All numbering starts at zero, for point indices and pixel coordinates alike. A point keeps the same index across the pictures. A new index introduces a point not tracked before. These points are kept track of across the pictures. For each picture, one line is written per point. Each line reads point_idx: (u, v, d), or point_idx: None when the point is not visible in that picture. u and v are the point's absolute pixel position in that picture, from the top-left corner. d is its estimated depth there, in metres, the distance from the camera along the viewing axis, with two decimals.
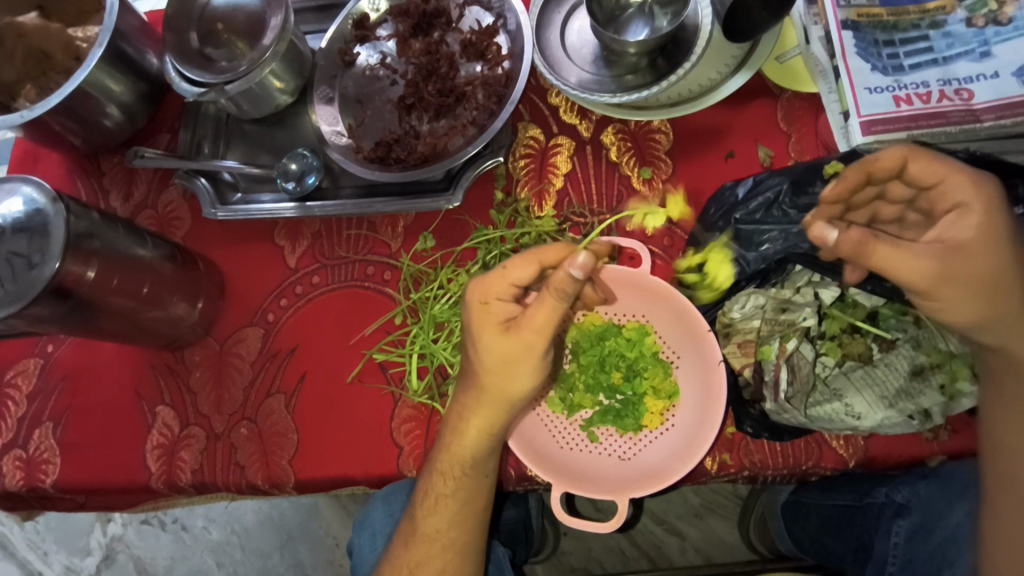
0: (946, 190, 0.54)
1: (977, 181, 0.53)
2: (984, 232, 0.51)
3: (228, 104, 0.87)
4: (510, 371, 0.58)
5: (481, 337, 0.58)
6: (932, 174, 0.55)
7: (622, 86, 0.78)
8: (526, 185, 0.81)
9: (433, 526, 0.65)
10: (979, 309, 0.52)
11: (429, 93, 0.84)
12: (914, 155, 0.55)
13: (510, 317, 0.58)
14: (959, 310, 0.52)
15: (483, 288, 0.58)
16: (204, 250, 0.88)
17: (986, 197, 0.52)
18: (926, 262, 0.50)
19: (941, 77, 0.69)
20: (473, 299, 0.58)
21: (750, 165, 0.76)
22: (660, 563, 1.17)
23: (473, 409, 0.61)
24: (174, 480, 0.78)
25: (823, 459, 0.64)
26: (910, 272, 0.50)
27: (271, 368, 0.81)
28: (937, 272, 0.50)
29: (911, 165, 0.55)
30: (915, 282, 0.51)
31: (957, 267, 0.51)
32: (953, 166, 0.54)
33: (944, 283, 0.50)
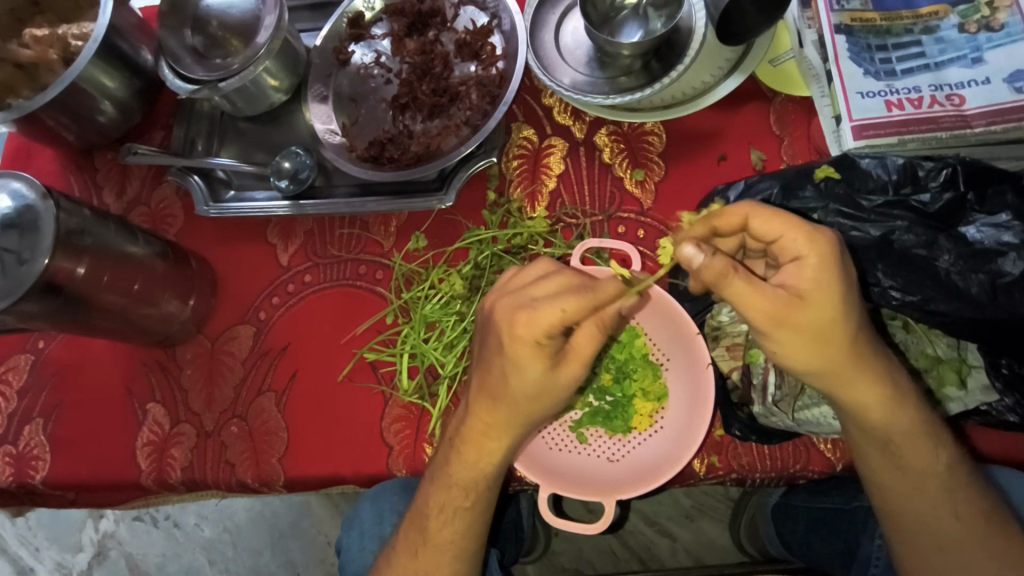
0: (785, 245, 0.52)
1: (811, 232, 0.51)
2: (820, 284, 0.50)
3: (221, 102, 0.87)
4: (541, 398, 0.57)
5: (523, 369, 0.55)
6: (772, 231, 0.52)
7: (615, 87, 0.78)
8: (519, 186, 0.81)
9: (446, 536, 0.65)
10: (816, 358, 0.52)
11: (423, 92, 0.84)
12: (755, 209, 0.53)
13: (554, 349, 0.55)
14: (796, 358, 0.52)
15: (533, 325, 0.53)
16: (197, 247, 0.88)
17: (823, 249, 0.50)
18: (765, 302, 0.50)
19: (933, 82, 0.69)
20: (524, 336, 0.54)
21: (742, 167, 0.76)
22: (651, 564, 1.17)
23: (478, 420, 0.61)
24: (164, 478, 0.78)
25: (810, 462, 0.64)
26: (750, 312, 0.50)
27: (262, 366, 0.81)
28: (772, 319, 0.50)
29: (752, 219, 0.53)
30: (755, 320, 0.50)
31: (794, 313, 0.50)
32: (791, 220, 0.52)
33: (783, 331, 0.50)
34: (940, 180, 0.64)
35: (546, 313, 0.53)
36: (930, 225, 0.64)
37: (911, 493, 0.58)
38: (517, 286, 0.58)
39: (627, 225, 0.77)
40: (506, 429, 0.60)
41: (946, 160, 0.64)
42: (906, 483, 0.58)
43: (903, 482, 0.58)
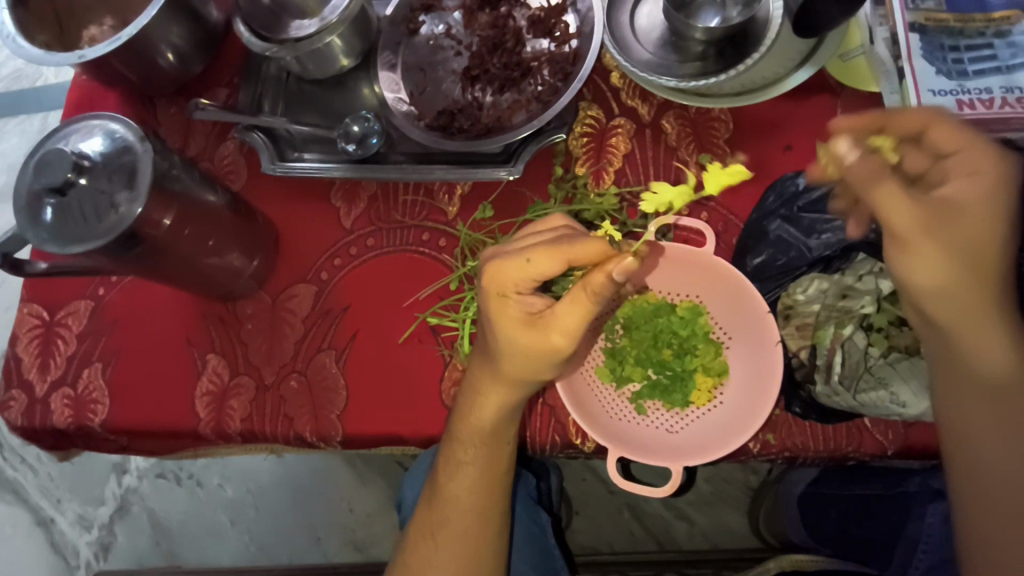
0: (960, 161, 0.56)
1: (990, 155, 0.56)
2: (983, 198, 0.55)
3: (292, 62, 0.88)
4: (524, 359, 0.60)
5: (504, 304, 0.59)
6: (953, 144, 0.57)
7: (686, 72, 0.80)
8: (586, 163, 0.83)
9: (451, 491, 0.70)
10: (940, 268, 0.56)
11: (495, 66, 0.85)
12: (933, 120, 0.57)
13: (527, 280, 0.59)
14: (927, 271, 0.56)
15: (501, 281, 0.59)
16: (259, 204, 0.89)
17: (997, 168, 0.56)
18: (907, 205, 0.55)
19: (1004, 84, 0.70)
20: (491, 290, 0.60)
21: (807, 158, 0.78)
22: (667, 546, 1.20)
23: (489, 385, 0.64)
24: (222, 427, 0.80)
25: (863, 444, 0.67)
26: (931, 274, 0.56)
27: (323, 324, 0.83)
28: (920, 221, 0.55)
29: (931, 129, 0.57)
30: (896, 223, 0.55)
31: (946, 222, 0.55)
32: (969, 140, 0.57)
33: (921, 236, 0.55)
34: None
35: (512, 267, 0.58)
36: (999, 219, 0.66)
37: (1019, 524, 0.59)
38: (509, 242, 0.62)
39: (691, 208, 0.79)
40: (497, 385, 0.64)
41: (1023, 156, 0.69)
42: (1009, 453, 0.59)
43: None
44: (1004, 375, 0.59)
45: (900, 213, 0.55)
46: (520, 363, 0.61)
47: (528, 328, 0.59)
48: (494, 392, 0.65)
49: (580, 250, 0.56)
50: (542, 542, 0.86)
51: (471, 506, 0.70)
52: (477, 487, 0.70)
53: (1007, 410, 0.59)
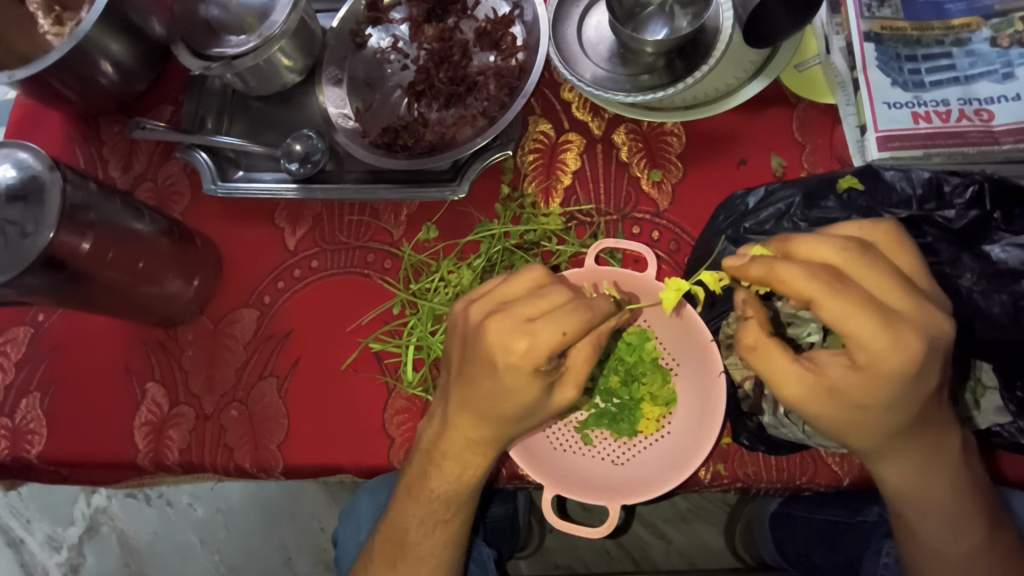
0: (845, 314, 0.47)
1: (884, 304, 0.46)
2: (880, 366, 0.46)
3: (234, 79, 0.85)
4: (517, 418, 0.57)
5: (519, 372, 0.53)
6: (837, 298, 0.46)
7: (636, 86, 0.77)
8: (534, 181, 0.80)
9: (413, 552, 0.65)
10: (842, 435, 0.51)
11: (440, 80, 0.82)
12: (824, 263, 0.47)
13: (550, 354, 0.53)
14: (827, 433, 0.51)
15: (534, 352, 0.52)
16: (202, 226, 0.86)
17: (895, 328, 0.46)
18: (798, 382, 0.49)
19: (961, 96, 0.67)
20: (523, 367, 0.52)
21: (762, 173, 0.75)
22: (643, 565, 1.16)
23: (452, 441, 0.61)
24: (161, 459, 0.78)
25: (817, 475, 0.64)
26: (828, 433, 0.52)
27: (265, 350, 0.80)
28: (810, 397, 0.49)
29: (818, 273, 0.47)
30: (789, 397, 0.50)
31: (839, 395, 0.48)
32: (853, 287, 0.46)
33: (814, 408, 0.50)
34: (966, 196, 0.64)
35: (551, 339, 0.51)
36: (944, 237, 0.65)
37: None
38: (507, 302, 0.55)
39: (642, 226, 0.76)
40: (485, 445, 0.60)
41: (973, 177, 0.63)
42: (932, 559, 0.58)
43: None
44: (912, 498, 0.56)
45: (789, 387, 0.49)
46: (517, 421, 0.58)
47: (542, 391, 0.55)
48: (480, 451, 0.61)
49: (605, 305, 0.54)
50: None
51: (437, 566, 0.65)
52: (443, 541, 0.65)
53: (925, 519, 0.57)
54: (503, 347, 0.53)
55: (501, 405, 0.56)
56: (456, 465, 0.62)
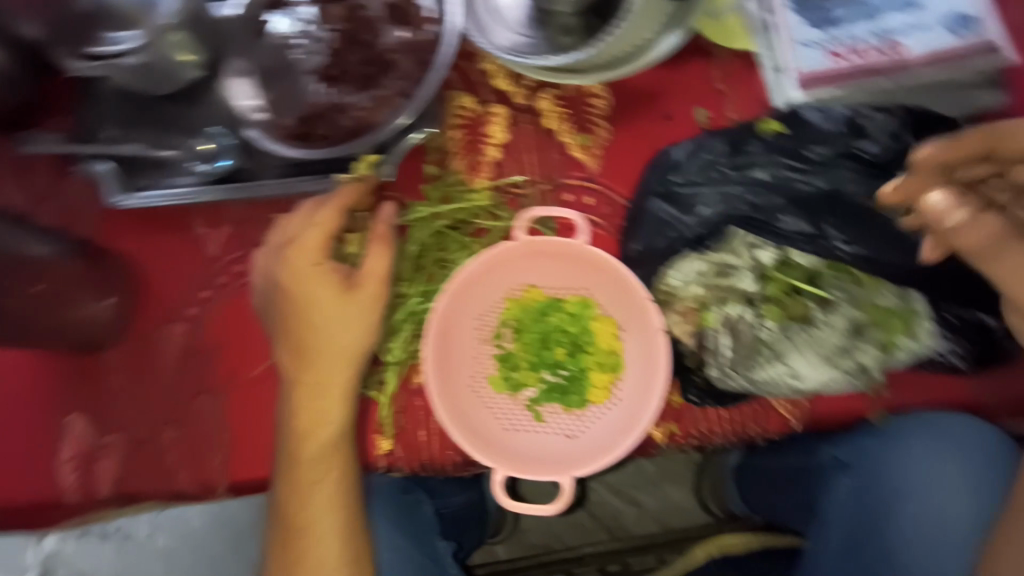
0: (1016, 139, 0.57)
1: (1010, 131, 0.57)
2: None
3: (129, 81, 0.78)
4: (320, 347, 0.65)
5: (319, 294, 0.64)
6: (931, 174, 0.57)
7: (554, 48, 0.73)
8: (460, 157, 0.77)
9: (310, 522, 0.65)
10: (1017, 279, 0.56)
11: (353, 63, 0.78)
12: (1002, 134, 0.57)
13: (343, 276, 0.65)
14: (1014, 279, 0.56)
15: (308, 253, 0.64)
16: (115, 240, 0.81)
17: (1014, 203, 0.56)
18: (984, 229, 0.57)
19: (872, 30, 0.66)
20: (304, 264, 0.64)
21: (688, 127, 0.74)
22: (619, 534, 1.15)
23: (327, 379, 0.65)
24: (95, 491, 0.74)
25: (769, 423, 0.65)
26: (1010, 280, 0.56)
27: (196, 365, 0.76)
28: (1004, 230, 0.57)
29: (1006, 140, 0.57)
30: (976, 241, 0.57)
31: (1015, 236, 0.57)
32: (964, 138, 0.57)
33: (1003, 246, 0.56)
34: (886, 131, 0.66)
35: (311, 236, 0.65)
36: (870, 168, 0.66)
37: None
38: (284, 239, 0.67)
39: (575, 192, 0.74)
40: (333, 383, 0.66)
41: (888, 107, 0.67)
42: None
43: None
44: None
45: (990, 233, 0.57)
46: (332, 339, 0.65)
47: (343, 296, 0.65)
48: (326, 393, 0.65)
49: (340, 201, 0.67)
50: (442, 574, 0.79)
51: (338, 534, 0.66)
52: (343, 505, 0.66)
53: None
54: (286, 263, 0.65)
55: (320, 326, 0.65)
56: (323, 404, 0.65)
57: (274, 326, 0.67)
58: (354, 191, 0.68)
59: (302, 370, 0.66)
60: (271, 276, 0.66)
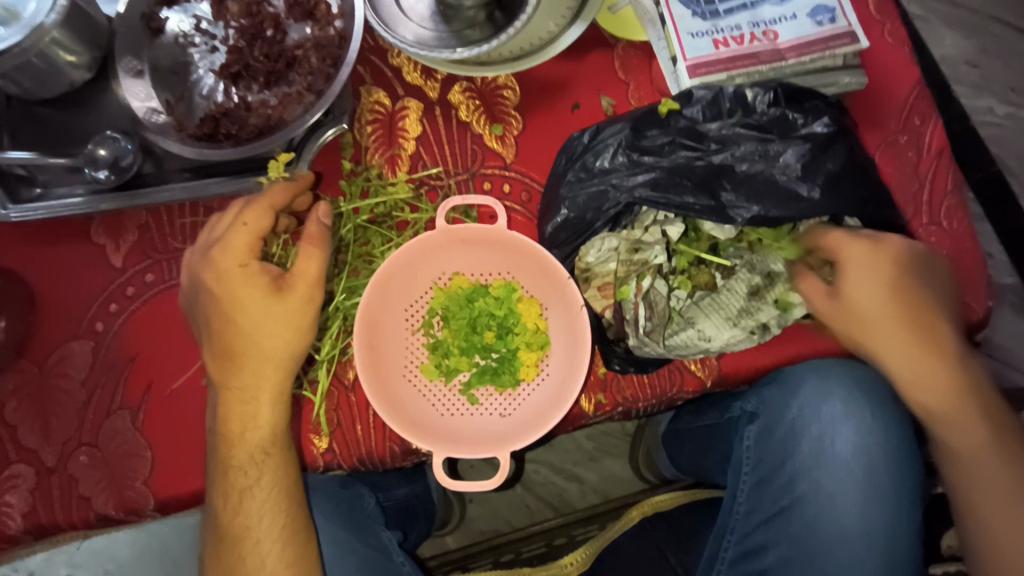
0: (852, 259, 0.63)
1: (868, 247, 0.63)
2: (868, 265, 0.62)
3: (4, 83, 0.73)
4: (251, 351, 0.63)
5: (247, 296, 0.62)
6: (837, 251, 0.64)
7: (462, 41, 0.75)
8: (376, 152, 0.77)
9: (247, 523, 0.64)
10: (884, 341, 0.63)
11: (256, 58, 0.76)
12: (820, 234, 0.65)
13: (272, 278, 0.63)
14: (877, 344, 0.63)
15: (236, 253, 0.62)
16: (2, 258, 0.75)
17: (878, 257, 0.62)
18: (868, 321, 0.63)
19: (751, 20, 0.74)
20: (230, 265, 0.62)
21: (595, 115, 0.78)
22: (562, 509, 1.19)
23: (256, 385, 0.63)
24: (1, 530, 0.67)
25: (685, 384, 0.70)
26: (895, 359, 0.63)
27: (108, 383, 0.71)
28: (882, 330, 0.63)
29: (825, 239, 0.64)
30: (876, 353, 0.64)
31: (885, 322, 0.63)
32: (853, 242, 0.63)
33: (893, 345, 0.63)
34: (767, 101, 0.69)
35: (239, 235, 0.62)
36: (755, 133, 0.68)
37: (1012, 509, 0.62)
38: (211, 242, 0.64)
39: (493, 181, 0.77)
40: (262, 387, 0.64)
41: (769, 85, 0.69)
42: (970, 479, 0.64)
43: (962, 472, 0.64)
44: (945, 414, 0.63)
45: (872, 333, 0.63)
46: (259, 344, 0.63)
47: (276, 297, 0.62)
48: (255, 397, 0.64)
49: (263, 203, 0.64)
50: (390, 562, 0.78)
51: (278, 535, 0.65)
52: (280, 507, 0.65)
53: (958, 432, 0.63)
54: (209, 263, 0.63)
55: (248, 330, 0.62)
56: (256, 404, 0.64)
57: (201, 332, 0.65)
58: (283, 192, 0.66)
59: (227, 375, 0.64)
60: (195, 278, 0.64)
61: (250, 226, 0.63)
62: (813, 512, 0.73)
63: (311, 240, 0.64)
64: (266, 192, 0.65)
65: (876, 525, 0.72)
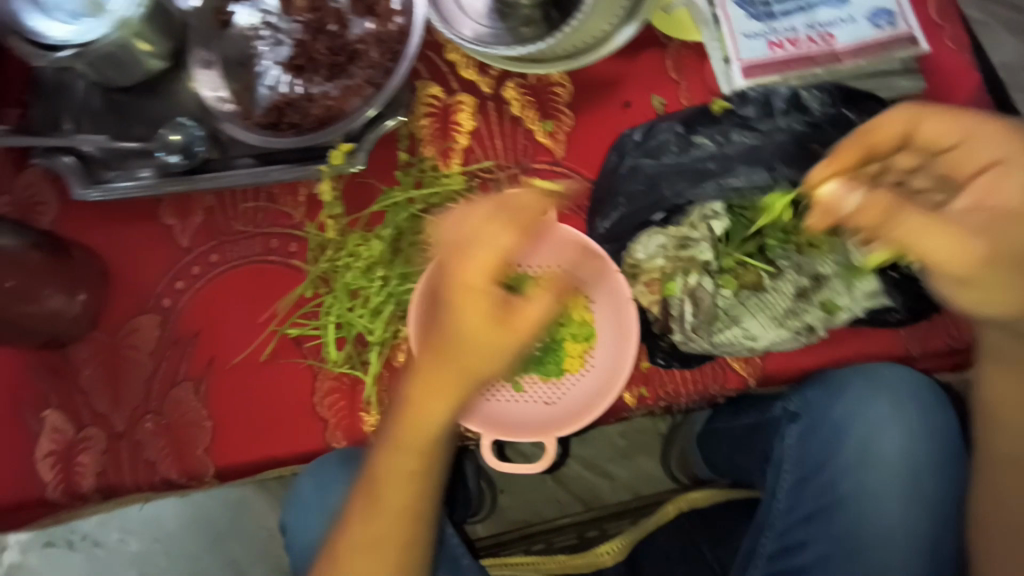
0: (975, 149, 0.57)
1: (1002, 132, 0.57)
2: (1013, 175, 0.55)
3: (88, 71, 0.77)
4: (482, 357, 0.55)
5: (472, 328, 0.53)
6: (944, 135, 0.58)
7: (517, 39, 0.77)
8: (431, 145, 0.80)
9: (391, 498, 0.62)
10: (1011, 276, 0.50)
11: (320, 52, 0.80)
12: (918, 117, 0.58)
13: (503, 304, 0.54)
14: (956, 259, 0.49)
15: (474, 268, 0.52)
16: (79, 235, 0.80)
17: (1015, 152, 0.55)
18: (973, 249, 0.49)
19: (807, 23, 0.74)
20: (467, 282, 0.52)
21: (645, 113, 0.79)
22: (594, 504, 1.21)
23: (428, 378, 0.57)
24: (75, 488, 0.72)
25: (727, 381, 0.71)
26: (959, 260, 0.49)
27: (173, 355, 0.76)
28: (981, 259, 0.49)
29: (919, 128, 0.59)
30: (957, 269, 0.50)
31: None
32: (978, 127, 0.57)
33: (986, 271, 0.50)
34: (821, 101, 0.71)
35: (479, 260, 0.52)
36: (810, 129, 0.70)
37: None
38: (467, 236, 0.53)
39: (543, 176, 0.79)
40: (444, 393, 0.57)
41: (825, 86, 0.71)
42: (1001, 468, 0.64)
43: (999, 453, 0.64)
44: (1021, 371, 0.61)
45: (957, 239, 0.49)
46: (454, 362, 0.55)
47: (490, 326, 0.53)
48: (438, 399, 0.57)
49: (474, 221, 0.53)
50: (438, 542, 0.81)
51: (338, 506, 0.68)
52: None
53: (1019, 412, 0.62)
54: (460, 265, 0.52)
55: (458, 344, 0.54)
56: (433, 401, 0.57)
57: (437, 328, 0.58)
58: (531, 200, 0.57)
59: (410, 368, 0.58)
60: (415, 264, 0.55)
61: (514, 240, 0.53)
62: (856, 512, 0.73)
63: (554, 288, 0.56)
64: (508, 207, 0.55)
65: (918, 523, 0.72)
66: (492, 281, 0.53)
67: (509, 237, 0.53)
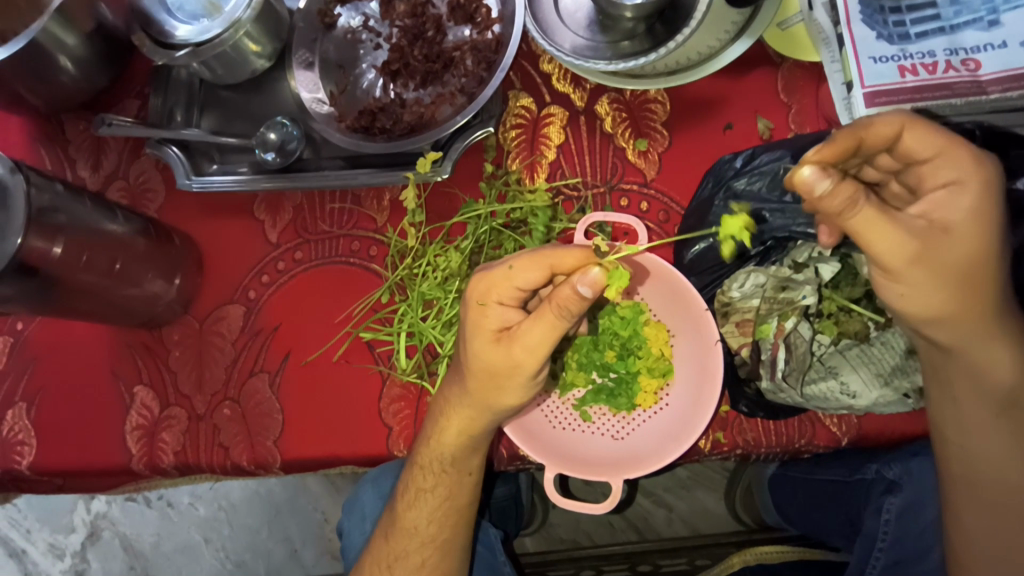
0: (938, 167, 0.50)
1: (975, 158, 0.49)
2: (975, 213, 0.49)
3: (201, 69, 0.81)
4: (499, 384, 0.56)
5: (474, 346, 0.55)
6: (930, 148, 0.49)
7: (617, 53, 0.74)
8: (517, 158, 0.78)
9: (412, 520, 0.65)
10: (953, 298, 0.50)
11: (416, 58, 0.79)
12: (905, 125, 0.49)
13: (506, 325, 0.55)
14: (927, 300, 0.50)
15: (486, 289, 0.55)
16: (179, 222, 0.84)
17: (985, 177, 0.49)
18: (902, 236, 0.48)
19: (948, 47, 0.66)
20: (471, 299, 0.56)
21: (748, 137, 0.74)
22: (647, 534, 1.16)
23: (458, 406, 0.60)
24: (155, 461, 0.76)
25: (816, 437, 0.65)
26: (930, 301, 0.50)
27: (254, 346, 0.78)
28: (913, 250, 0.48)
29: (903, 134, 0.49)
30: (888, 256, 0.49)
31: (935, 247, 0.49)
32: (946, 141, 0.49)
33: (914, 267, 0.49)
34: (960, 144, 0.66)
35: (498, 274, 0.54)
36: None
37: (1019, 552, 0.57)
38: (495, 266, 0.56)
39: (630, 197, 0.75)
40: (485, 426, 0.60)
41: (964, 125, 0.66)
42: (988, 501, 0.57)
43: (977, 491, 0.57)
44: (1002, 393, 0.55)
45: (908, 250, 0.48)
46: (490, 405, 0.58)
47: (499, 347, 0.54)
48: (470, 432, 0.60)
49: (567, 257, 0.54)
50: (492, 561, 0.81)
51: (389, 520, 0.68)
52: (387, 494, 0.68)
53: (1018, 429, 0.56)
54: (485, 280, 0.55)
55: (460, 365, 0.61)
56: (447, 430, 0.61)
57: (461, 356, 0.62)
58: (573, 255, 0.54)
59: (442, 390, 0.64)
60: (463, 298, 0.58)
61: (506, 278, 0.54)
62: None
63: (559, 311, 0.51)
64: (557, 249, 0.55)
65: None
66: (541, 307, 0.52)
67: (534, 275, 0.54)
